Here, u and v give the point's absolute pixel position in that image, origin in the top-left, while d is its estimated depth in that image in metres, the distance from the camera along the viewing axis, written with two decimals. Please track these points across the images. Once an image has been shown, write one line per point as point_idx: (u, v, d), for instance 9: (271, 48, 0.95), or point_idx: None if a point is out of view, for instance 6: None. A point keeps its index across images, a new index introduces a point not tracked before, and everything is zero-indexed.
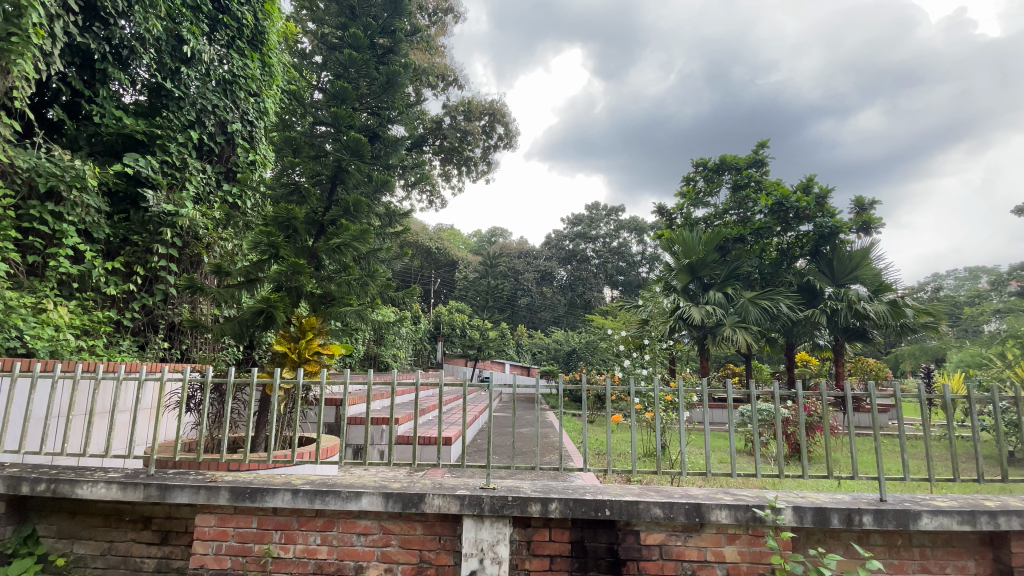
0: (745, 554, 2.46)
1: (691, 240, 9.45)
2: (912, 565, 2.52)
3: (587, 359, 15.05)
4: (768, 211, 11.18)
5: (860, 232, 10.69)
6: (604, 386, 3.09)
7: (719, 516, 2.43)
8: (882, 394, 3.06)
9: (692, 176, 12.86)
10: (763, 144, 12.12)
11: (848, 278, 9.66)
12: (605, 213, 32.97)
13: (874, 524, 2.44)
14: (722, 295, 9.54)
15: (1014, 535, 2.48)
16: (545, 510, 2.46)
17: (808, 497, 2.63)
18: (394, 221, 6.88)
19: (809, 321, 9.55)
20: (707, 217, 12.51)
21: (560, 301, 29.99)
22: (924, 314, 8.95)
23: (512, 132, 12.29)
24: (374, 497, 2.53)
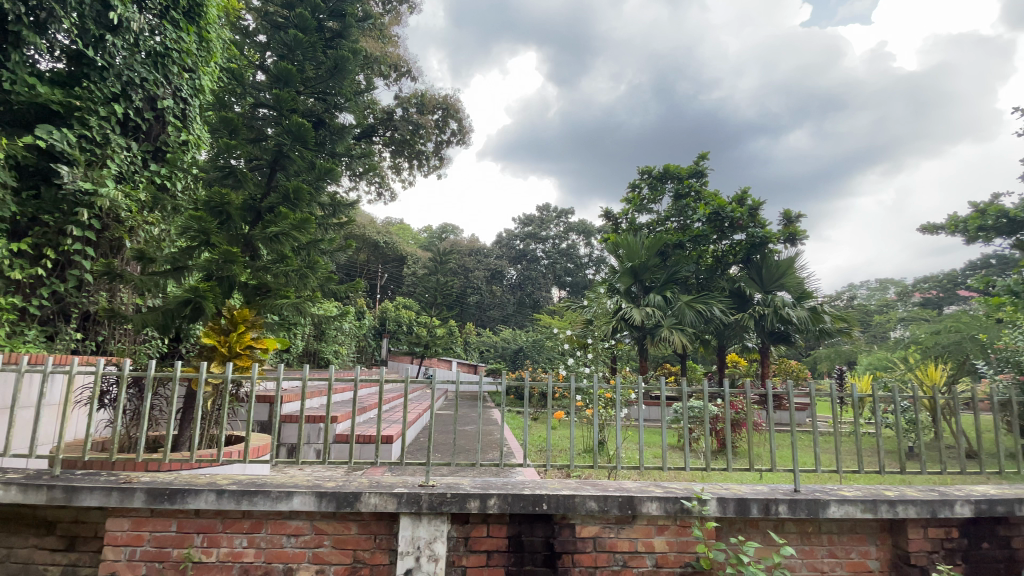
0: (672, 544, 2.58)
1: (634, 244, 10.04)
2: (822, 550, 2.74)
3: (532, 357, 15.22)
4: (706, 220, 11.73)
5: (787, 243, 11.47)
6: (548, 385, 3.19)
7: (650, 508, 2.54)
8: (800, 393, 3.34)
9: (638, 183, 13.29)
10: (703, 155, 12.71)
11: (775, 285, 10.39)
12: (555, 215, 33.44)
13: (788, 513, 2.63)
14: (661, 298, 9.98)
15: (910, 522, 2.75)
16: (484, 506, 2.46)
17: (730, 489, 2.80)
18: (339, 212, 6.66)
19: (738, 325, 10.20)
20: (650, 223, 12.97)
21: (509, 300, 30.18)
22: (839, 320, 9.74)
23: (465, 129, 12.19)
24: (306, 497, 2.43)
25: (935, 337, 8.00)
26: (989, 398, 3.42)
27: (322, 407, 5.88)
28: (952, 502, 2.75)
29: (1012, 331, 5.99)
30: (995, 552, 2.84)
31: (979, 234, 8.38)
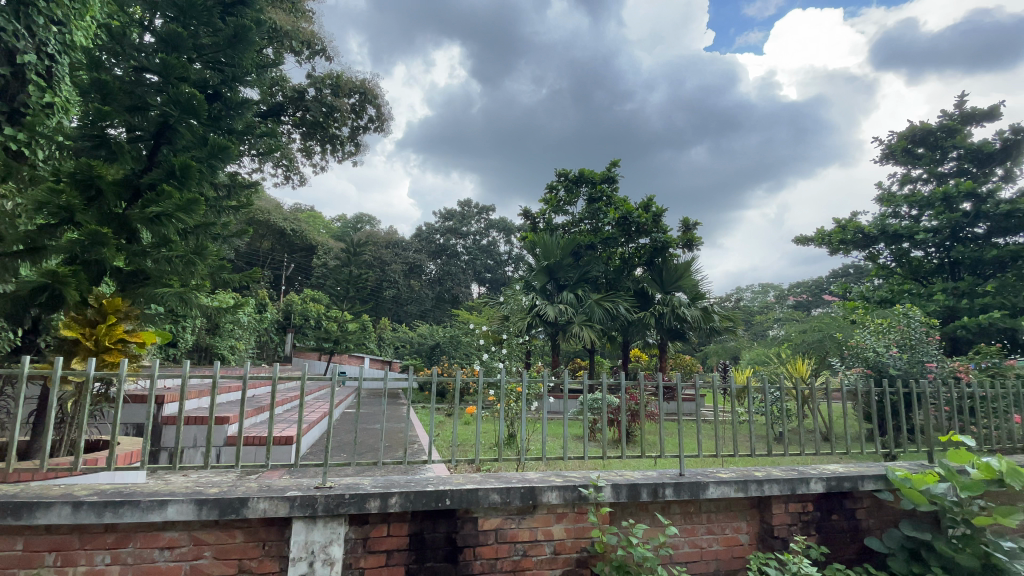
0: (570, 531, 2.71)
1: (550, 244, 10.45)
2: (701, 528, 3.02)
3: (448, 352, 15.12)
4: (615, 224, 12.37)
5: (685, 248, 12.43)
6: (460, 381, 3.54)
7: (550, 497, 2.65)
8: (688, 386, 3.70)
9: (555, 184, 13.68)
10: (615, 162, 13.36)
11: (673, 286, 11.27)
12: (476, 211, 33.24)
13: (673, 495, 2.88)
14: (573, 296, 10.43)
15: (774, 499, 3.11)
16: (384, 505, 2.41)
17: (624, 476, 2.99)
18: (236, 195, 6.13)
19: (641, 322, 10.93)
20: (565, 224, 13.41)
21: (426, 295, 29.64)
22: (726, 319, 10.79)
23: (383, 116, 11.75)
24: (183, 505, 2.22)
25: (803, 335, 9.10)
26: (841, 388, 3.97)
27: (224, 406, 5.50)
28: (808, 479, 3.16)
29: (860, 331, 6.96)
30: (841, 521, 3.30)
31: (840, 246, 9.68)
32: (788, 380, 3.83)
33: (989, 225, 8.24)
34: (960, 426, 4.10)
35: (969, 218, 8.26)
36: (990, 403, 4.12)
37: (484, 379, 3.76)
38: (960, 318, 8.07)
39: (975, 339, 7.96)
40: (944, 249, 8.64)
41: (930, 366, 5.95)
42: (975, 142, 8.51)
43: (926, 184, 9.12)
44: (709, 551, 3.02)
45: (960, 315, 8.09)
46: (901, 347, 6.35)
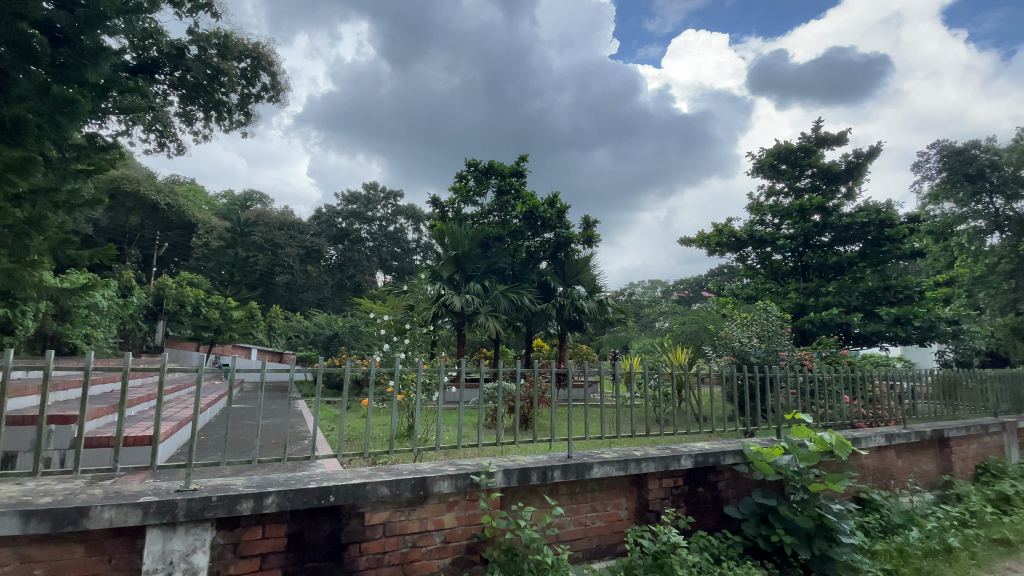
0: (461, 518, 2.73)
1: (458, 234, 10.26)
2: (584, 507, 3.20)
3: (348, 343, 14.43)
4: (522, 217, 12.60)
5: (586, 244, 13.04)
6: (365, 372, 3.56)
7: (441, 486, 2.64)
8: (582, 372, 3.99)
9: (464, 174, 13.57)
10: (524, 156, 13.56)
11: (574, 279, 11.80)
12: (383, 195, 31.79)
13: (560, 477, 3.03)
14: (480, 287, 10.44)
15: (649, 476, 3.40)
16: (259, 506, 2.23)
17: (516, 461, 3.08)
18: (92, 159, 5.26)
19: (543, 313, 11.31)
20: (474, 215, 13.39)
21: (325, 282, 27.92)
22: (619, 312, 11.60)
23: (280, 86, 10.78)
24: (4, 519, 1.88)
25: (682, 326, 10.03)
26: (713, 374, 4.46)
27: (73, 404, 4.73)
28: (679, 456, 3.50)
29: (729, 323, 7.85)
30: (706, 493, 3.69)
31: (717, 248, 10.77)
32: (669, 367, 4.22)
33: (833, 235, 9.66)
34: (803, 405, 4.80)
35: (818, 228, 9.62)
36: (826, 385, 4.86)
37: (383, 369, 3.66)
38: (807, 313, 9.41)
39: (818, 332, 9.34)
40: (798, 253, 9.97)
41: (782, 354, 6.88)
42: (826, 163, 9.91)
43: (787, 197, 10.44)
44: (592, 528, 3.22)
45: (807, 311, 9.44)
46: (761, 338, 7.26)
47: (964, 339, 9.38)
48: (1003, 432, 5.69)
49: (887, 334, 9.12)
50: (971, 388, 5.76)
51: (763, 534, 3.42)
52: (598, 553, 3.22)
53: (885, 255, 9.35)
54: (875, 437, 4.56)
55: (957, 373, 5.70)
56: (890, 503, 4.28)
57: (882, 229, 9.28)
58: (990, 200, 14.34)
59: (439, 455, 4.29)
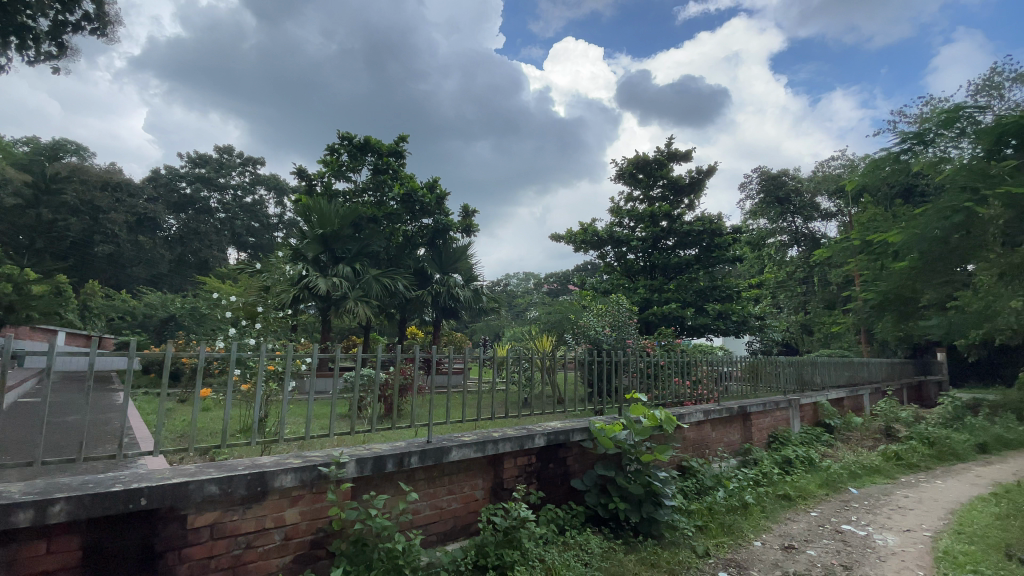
0: (305, 513, 2.59)
1: (327, 211, 9.61)
2: (440, 490, 3.24)
3: (188, 326, 12.67)
4: (400, 199, 12.16)
5: (463, 233, 13.09)
6: (203, 355, 3.13)
7: (283, 480, 2.47)
8: (456, 359, 4.16)
9: (337, 147, 12.67)
10: (403, 137, 13.09)
11: (450, 268, 11.77)
12: (239, 162, 28.36)
13: (418, 463, 3.02)
14: (350, 269, 9.88)
15: (505, 456, 3.56)
16: (43, 516, 1.87)
17: (371, 449, 2.99)
18: None
19: (418, 300, 11.19)
20: (346, 192, 12.62)
21: (163, 256, 24.15)
22: (492, 301, 11.92)
23: (108, 18, 8.95)
24: None
25: (550, 316, 10.65)
26: (573, 359, 4.80)
27: None
28: (534, 435, 3.71)
29: (587, 314, 8.54)
30: (555, 468, 3.98)
31: (582, 245, 11.65)
32: (536, 352, 4.43)
33: (676, 239, 11.01)
34: (644, 387, 5.45)
35: (665, 233, 10.91)
36: (662, 369, 5.56)
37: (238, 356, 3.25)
38: (652, 307, 10.68)
39: (660, 323, 10.65)
40: (649, 254, 11.15)
41: (629, 341, 7.70)
42: (675, 176, 11.21)
43: (643, 203, 11.62)
44: (447, 510, 3.27)
45: (651, 305, 10.72)
46: (612, 328, 8.07)
47: (767, 332, 11.41)
48: (789, 408, 7.03)
49: (713, 326, 10.70)
50: (769, 372, 7.04)
51: (603, 502, 3.80)
52: (453, 535, 3.28)
53: (716, 260, 10.90)
54: (695, 413, 5.35)
55: (760, 360, 6.93)
56: (705, 469, 5.03)
57: (713, 238, 10.81)
58: (792, 219, 17.47)
59: (292, 445, 3.99)
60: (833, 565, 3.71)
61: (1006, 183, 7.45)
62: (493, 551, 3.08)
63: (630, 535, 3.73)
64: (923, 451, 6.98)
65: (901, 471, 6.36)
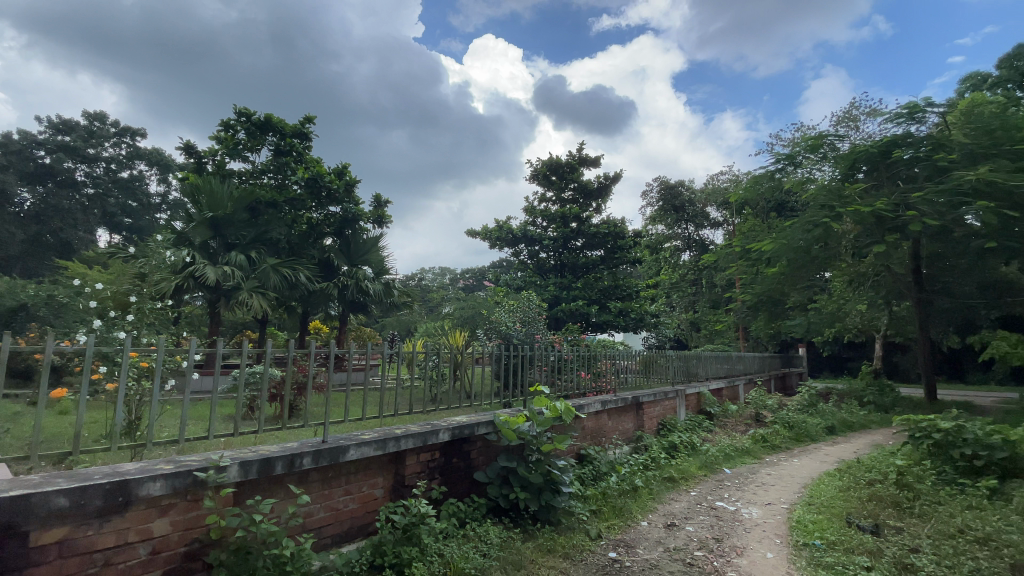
0: (178, 523, 2.37)
1: (218, 193, 8.78)
2: (337, 491, 3.13)
3: (43, 317, 10.96)
4: (304, 184, 11.44)
5: (374, 224, 12.64)
6: (51, 349, 2.69)
7: (150, 488, 2.25)
8: (359, 355, 3.99)
9: (232, 123, 11.60)
10: (309, 118, 12.29)
11: (360, 260, 11.27)
12: (114, 132, 24.89)
13: (311, 463, 2.89)
14: (244, 257, 9.13)
15: (407, 452, 3.52)
16: None
17: (258, 451, 2.81)
18: None
19: (322, 293, 10.63)
20: (242, 172, 11.62)
21: (12, 235, 20.55)
22: (403, 295, 11.65)
23: None
24: None
25: (462, 312, 10.65)
26: (485, 354, 4.85)
27: None
28: (437, 430, 3.71)
29: (498, 310, 8.67)
30: (459, 462, 4.01)
31: (496, 242, 11.79)
32: (449, 347, 4.41)
33: (584, 240, 11.54)
34: (549, 380, 5.66)
35: (574, 233, 11.40)
36: (567, 363, 5.81)
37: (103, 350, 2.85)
38: (561, 303, 11.15)
39: (567, 319, 11.12)
40: (559, 253, 11.64)
41: (536, 336, 7.95)
42: (584, 180, 11.72)
43: (555, 204, 12.00)
44: (343, 511, 3.17)
45: (560, 301, 11.18)
46: (522, 323, 8.27)
47: (662, 329, 12.36)
48: (676, 397, 7.68)
49: (615, 323, 11.35)
50: (661, 365, 7.64)
51: (504, 493, 3.89)
52: (349, 536, 3.19)
53: (619, 261, 11.58)
54: (594, 404, 5.67)
55: (654, 353, 7.49)
56: (601, 456, 5.34)
57: (616, 241, 11.48)
58: (687, 226, 19.05)
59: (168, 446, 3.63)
60: (707, 539, 4.12)
61: (854, 203, 8.79)
62: (390, 550, 3.04)
63: (528, 523, 3.87)
64: (784, 434, 7.99)
65: (765, 452, 7.23)
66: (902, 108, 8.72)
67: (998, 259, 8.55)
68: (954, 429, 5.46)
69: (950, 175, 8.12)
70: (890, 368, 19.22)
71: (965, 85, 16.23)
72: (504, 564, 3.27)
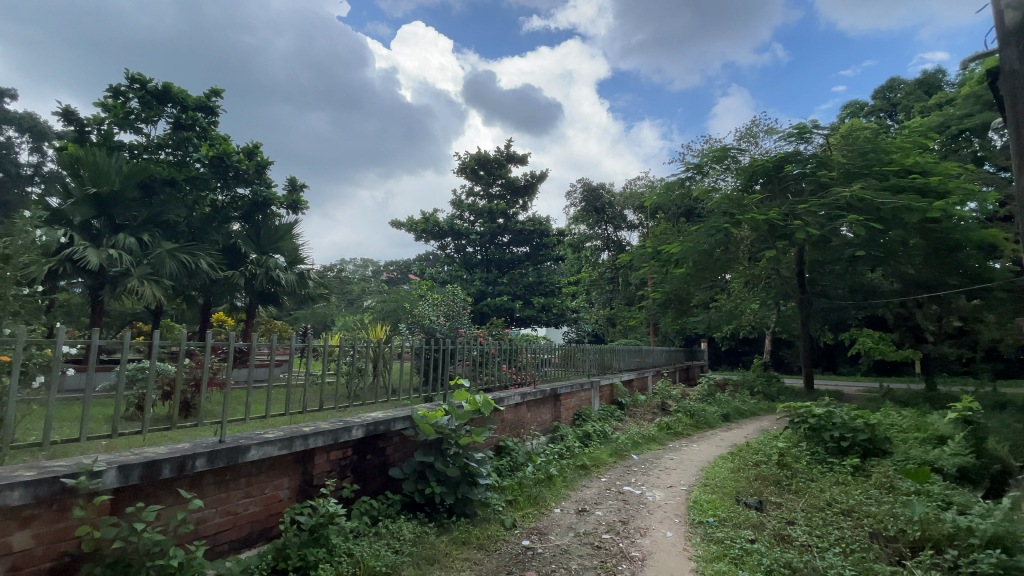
0: (41, 537, 2.12)
1: (104, 166, 7.82)
2: (236, 493, 2.93)
3: None
4: (208, 162, 10.45)
5: (289, 210, 11.90)
6: None
7: (6, 498, 1.99)
8: (266, 349, 3.70)
9: (123, 89, 10.34)
10: (216, 91, 11.22)
11: (271, 247, 10.57)
12: None
13: (205, 465, 2.68)
14: (135, 240, 8.22)
15: (316, 451, 3.37)
16: None
17: (142, 453, 2.57)
18: None
19: (227, 282, 9.83)
20: (134, 146, 10.40)
21: None
22: (320, 286, 11.10)
23: None
24: None
25: (383, 305, 10.36)
26: (408, 349, 4.76)
27: None
28: (350, 427, 3.58)
29: (421, 303, 8.55)
30: (373, 459, 3.92)
31: (421, 234, 11.59)
32: (367, 341, 4.27)
33: (510, 236, 11.70)
34: (471, 374, 5.68)
35: (500, 229, 11.51)
36: (490, 357, 5.87)
37: None
38: (486, 298, 11.24)
39: (491, 314, 11.23)
40: (485, 248, 11.71)
41: (460, 330, 7.95)
42: (511, 177, 11.83)
43: (482, 199, 12.02)
44: (243, 515, 2.97)
45: (485, 296, 11.25)
46: (446, 317, 8.22)
47: (581, 324, 12.86)
48: (591, 388, 8.04)
49: (537, 318, 11.63)
50: (579, 358, 7.97)
51: (420, 488, 3.86)
52: (249, 542, 3.00)
53: (543, 258, 11.85)
54: (513, 396, 5.78)
55: (573, 347, 7.78)
56: (518, 447, 5.46)
57: (541, 238, 11.74)
58: (606, 227, 19.94)
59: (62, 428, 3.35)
60: (615, 522, 4.37)
61: (750, 211, 9.71)
62: (295, 553, 2.90)
63: (444, 517, 3.87)
64: (686, 422, 8.66)
65: (669, 438, 7.80)
66: (794, 128, 9.74)
67: (864, 266, 9.83)
68: (826, 414, 6.23)
69: (830, 191, 9.19)
70: (777, 361, 21.48)
71: (845, 112, 18.46)
72: (417, 559, 3.24)
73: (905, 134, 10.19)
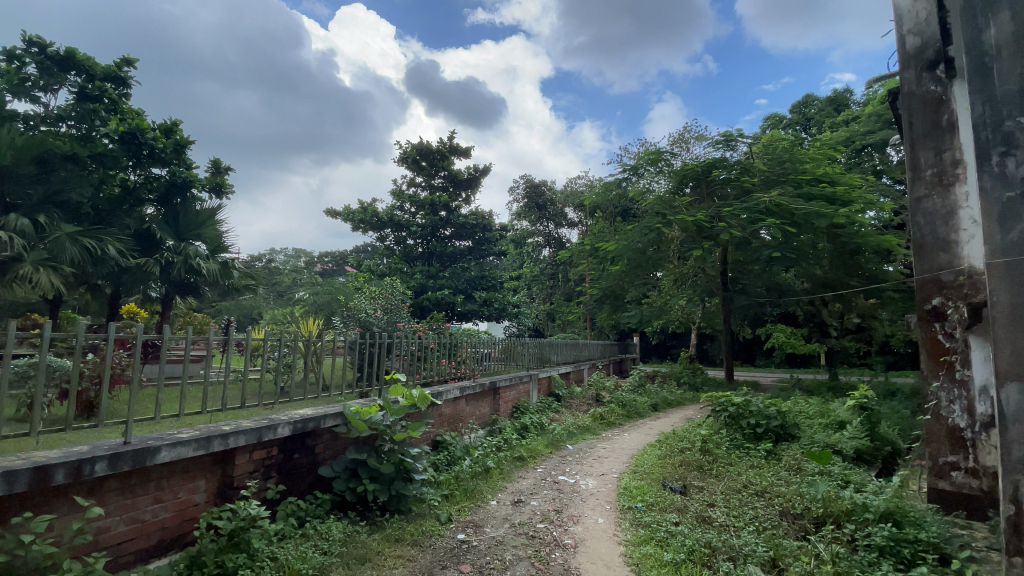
0: None
1: None
2: (144, 499, 2.71)
3: None
4: (118, 138, 9.48)
5: (212, 194, 11.08)
6: None
7: None
8: (179, 343, 3.40)
9: (15, 51, 9.14)
10: (128, 60, 10.17)
11: (190, 233, 9.80)
12: None
13: (106, 470, 2.45)
14: (28, 222, 7.34)
15: (237, 451, 3.17)
16: None
17: (30, 458, 2.31)
18: None
19: (140, 270, 9.01)
20: (28, 116, 9.23)
21: None
22: (246, 277, 10.44)
23: None
24: None
25: (316, 297, 9.93)
26: (343, 343, 4.59)
27: None
28: (275, 426, 3.40)
29: (358, 296, 8.28)
30: (301, 458, 3.75)
31: (360, 225, 11.21)
32: (297, 335, 4.05)
33: (452, 230, 11.59)
34: (409, 369, 5.58)
35: (442, 222, 11.37)
36: (430, 351, 5.80)
37: None
38: (427, 292, 11.09)
39: (432, 308, 11.09)
40: (426, 241, 11.52)
41: (399, 324, 7.79)
42: (454, 170, 11.71)
43: (424, 190, 11.81)
44: (152, 522, 2.75)
45: (426, 289, 11.10)
46: (384, 311, 8.02)
47: (522, 319, 13.01)
48: (530, 381, 8.16)
49: (477, 312, 11.62)
50: (519, 352, 8.06)
51: (351, 487, 3.74)
52: (159, 550, 2.78)
53: (485, 252, 11.85)
54: (452, 390, 5.75)
55: (513, 341, 7.85)
56: (456, 442, 5.44)
57: (483, 232, 11.73)
58: (548, 224, 20.26)
59: None
60: (549, 511, 4.47)
61: (682, 213, 10.24)
62: (212, 560, 2.72)
63: (377, 515, 3.78)
64: (619, 412, 9.02)
65: (603, 429, 8.09)
66: (721, 136, 10.35)
67: (780, 267, 10.65)
68: (745, 403, 6.71)
69: (752, 196, 9.88)
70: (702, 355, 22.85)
71: (768, 124, 19.88)
72: (347, 560, 3.15)
73: (819, 146, 11.13)
